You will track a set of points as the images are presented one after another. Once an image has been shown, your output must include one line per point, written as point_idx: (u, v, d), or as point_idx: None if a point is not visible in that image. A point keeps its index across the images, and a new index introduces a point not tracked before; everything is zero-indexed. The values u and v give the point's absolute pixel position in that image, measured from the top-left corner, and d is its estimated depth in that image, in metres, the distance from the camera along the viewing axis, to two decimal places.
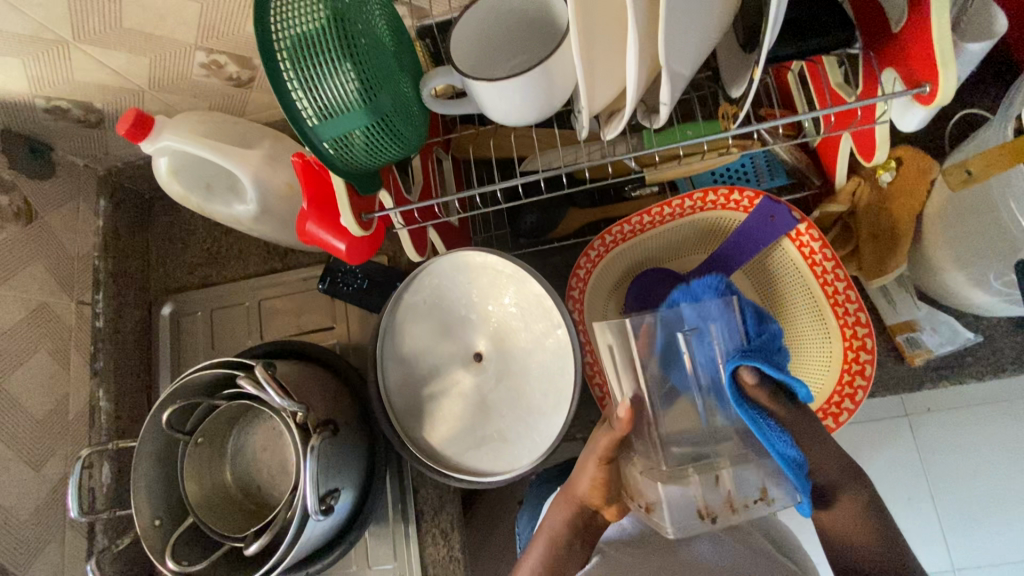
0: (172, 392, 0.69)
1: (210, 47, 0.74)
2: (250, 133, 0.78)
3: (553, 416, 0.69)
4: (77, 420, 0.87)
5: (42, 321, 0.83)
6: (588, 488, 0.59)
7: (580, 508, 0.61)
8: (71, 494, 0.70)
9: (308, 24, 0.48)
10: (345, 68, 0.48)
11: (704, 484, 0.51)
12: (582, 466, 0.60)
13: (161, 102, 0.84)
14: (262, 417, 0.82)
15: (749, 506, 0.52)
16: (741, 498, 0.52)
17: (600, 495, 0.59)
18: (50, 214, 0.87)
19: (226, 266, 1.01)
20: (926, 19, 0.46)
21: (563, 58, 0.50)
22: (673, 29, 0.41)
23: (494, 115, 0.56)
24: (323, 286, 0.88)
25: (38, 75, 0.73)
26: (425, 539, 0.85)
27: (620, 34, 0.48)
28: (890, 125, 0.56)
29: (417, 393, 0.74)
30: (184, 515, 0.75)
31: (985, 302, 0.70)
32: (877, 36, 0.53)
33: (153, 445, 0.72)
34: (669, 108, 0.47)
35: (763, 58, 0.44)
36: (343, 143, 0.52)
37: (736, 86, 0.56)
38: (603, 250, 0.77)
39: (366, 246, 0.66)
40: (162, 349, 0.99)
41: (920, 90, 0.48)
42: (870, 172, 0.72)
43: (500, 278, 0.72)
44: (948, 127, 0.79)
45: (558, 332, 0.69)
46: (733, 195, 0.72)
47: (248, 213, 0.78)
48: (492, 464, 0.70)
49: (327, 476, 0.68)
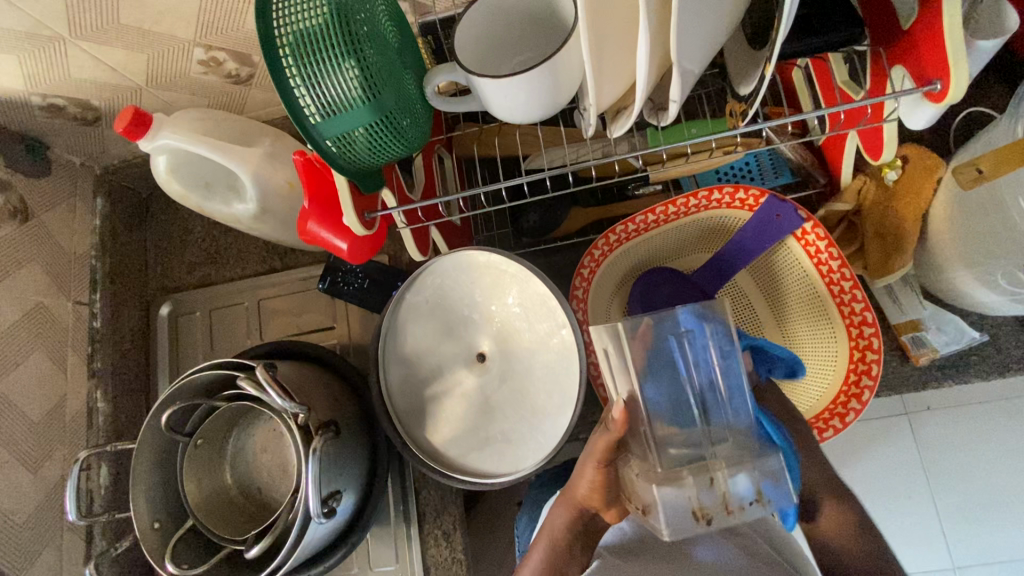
0: (171, 393, 0.68)
1: (209, 44, 0.73)
2: (250, 131, 0.77)
3: (557, 417, 0.68)
4: (75, 421, 0.86)
5: (38, 322, 0.82)
6: (588, 491, 0.59)
7: (579, 510, 0.61)
8: (69, 497, 0.69)
9: (311, 19, 0.47)
10: (349, 64, 0.47)
11: (699, 485, 0.50)
12: (580, 470, 0.60)
13: (159, 100, 0.83)
14: (262, 418, 0.81)
15: (744, 509, 0.50)
16: (736, 500, 0.50)
17: (600, 497, 0.59)
18: (46, 213, 0.86)
19: (225, 265, 1.00)
20: (939, 15, 0.45)
21: (570, 55, 0.49)
22: (684, 25, 0.40)
23: (499, 113, 0.55)
24: (324, 286, 0.87)
25: (34, 72, 0.72)
26: (427, 541, 0.84)
27: (628, 30, 0.47)
28: (898, 123, 0.55)
29: (420, 394, 0.73)
30: (184, 517, 0.74)
31: (992, 301, 0.69)
32: (887, 34, 0.52)
33: (153, 448, 0.71)
34: (678, 105, 0.46)
35: (775, 54, 0.44)
36: (347, 141, 0.51)
37: (743, 83, 0.55)
38: (608, 250, 0.75)
39: (368, 245, 0.65)
40: (160, 350, 0.98)
41: (931, 88, 0.48)
42: (875, 170, 0.72)
43: (503, 277, 0.71)
44: (953, 125, 0.79)
45: (562, 332, 0.69)
46: (738, 194, 0.71)
47: (248, 212, 0.77)
48: (496, 465, 0.69)
49: (329, 478, 0.67)
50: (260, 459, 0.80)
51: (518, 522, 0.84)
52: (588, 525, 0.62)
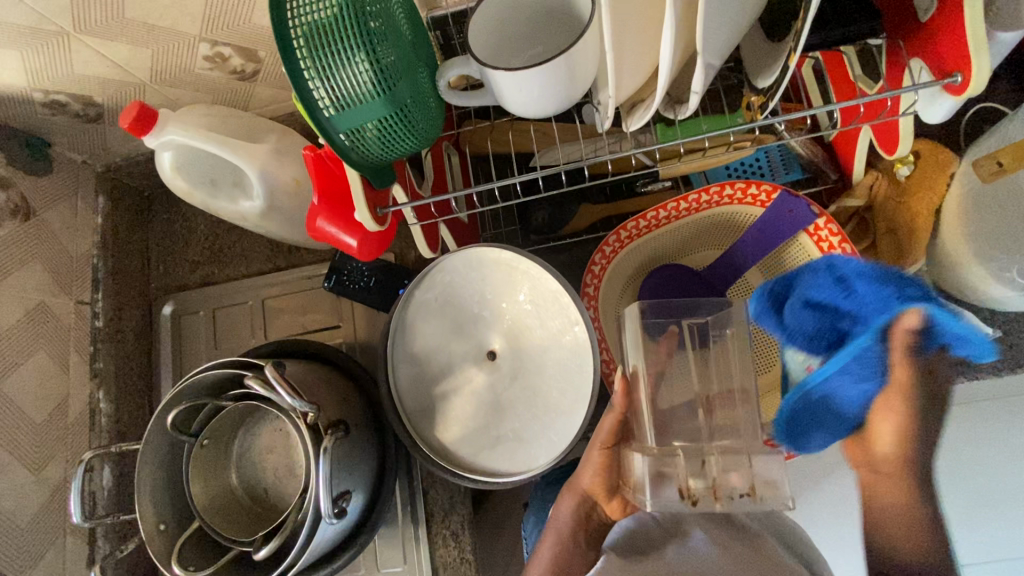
0: (177, 392, 0.67)
1: (214, 39, 0.72)
2: (256, 128, 0.76)
3: (569, 414, 0.67)
4: (78, 422, 0.84)
5: (41, 321, 0.80)
6: (590, 480, 0.65)
7: (583, 497, 0.65)
8: (73, 499, 0.68)
9: (324, 11, 0.46)
10: (362, 56, 0.47)
11: (688, 466, 0.54)
12: (587, 458, 0.66)
13: (162, 96, 0.82)
14: (268, 417, 0.80)
15: (733, 499, 0.51)
16: (726, 488, 0.52)
17: (601, 485, 0.64)
18: (48, 211, 0.85)
19: (229, 264, 0.99)
20: (960, 7, 0.44)
21: (586, 47, 0.48)
22: (708, 16, 0.40)
23: (512, 107, 0.54)
24: (329, 284, 0.86)
25: (36, 67, 0.70)
26: (435, 541, 0.83)
27: (646, 22, 0.46)
28: (914, 117, 0.55)
29: (429, 392, 0.72)
30: (189, 519, 0.73)
31: (1005, 296, 0.69)
32: (904, 26, 0.52)
33: (158, 448, 0.70)
34: (699, 97, 0.45)
35: (799, 45, 0.43)
36: (359, 135, 0.50)
37: (761, 76, 0.54)
38: (619, 246, 0.75)
39: (378, 242, 0.64)
40: (163, 349, 0.97)
41: (951, 80, 0.47)
42: (887, 165, 0.71)
43: (515, 274, 0.70)
44: (964, 121, 0.79)
45: (575, 329, 0.68)
46: (750, 189, 0.71)
47: (255, 209, 0.76)
48: (507, 464, 0.68)
49: (339, 477, 0.66)
50: (267, 459, 0.79)
51: (526, 521, 0.84)
52: (590, 519, 0.66)
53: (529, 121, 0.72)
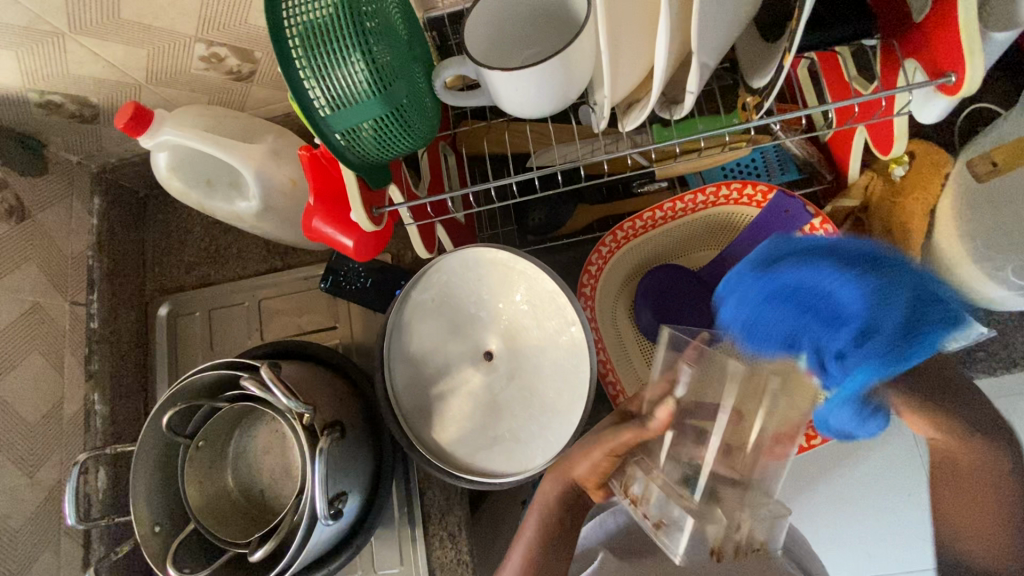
0: (172, 394, 0.66)
1: (210, 39, 0.71)
2: (252, 128, 0.76)
3: (566, 414, 0.67)
4: (72, 423, 0.84)
5: (35, 323, 0.80)
6: (586, 473, 0.60)
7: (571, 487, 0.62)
8: (68, 501, 0.67)
9: (320, 11, 0.46)
10: (357, 56, 0.47)
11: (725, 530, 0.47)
12: (586, 453, 0.60)
13: (158, 96, 0.82)
14: (264, 418, 0.80)
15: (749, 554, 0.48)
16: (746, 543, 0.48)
17: (596, 480, 0.60)
18: (43, 212, 0.85)
19: (225, 265, 0.99)
20: (953, 7, 0.45)
21: (583, 48, 0.48)
22: (703, 15, 0.40)
23: (509, 107, 0.54)
24: (325, 285, 0.86)
25: (32, 67, 0.70)
26: (432, 542, 0.83)
27: (641, 23, 0.47)
28: (909, 117, 0.55)
29: (425, 393, 0.72)
30: (184, 521, 0.73)
31: None
32: (898, 27, 0.52)
33: (153, 449, 0.69)
34: (695, 97, 0.46)
35: (795, 44, 0.43)
36: (355, 135, 0.50)
37: (756, 77, 0.54)
38: (615, 246, 0.75)
39: (374, 242, 0.64)
40: (158, 351, 0.97)
41: (945, 80, 0.47)
42: (882, 166, 0.73)
43: (511, 275, 0.70)
44: (958, 122, 0.79)
45: (572, 329, 0.68)
46: (746, 190, 0.72)
47: (251, 210, 0.76)
48: (503, 465, 0.68)
49: (335, 478, 0.66)
50: (263, 461, 0.79)
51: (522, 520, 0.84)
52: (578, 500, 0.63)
53: (528, 122, 0.72)
